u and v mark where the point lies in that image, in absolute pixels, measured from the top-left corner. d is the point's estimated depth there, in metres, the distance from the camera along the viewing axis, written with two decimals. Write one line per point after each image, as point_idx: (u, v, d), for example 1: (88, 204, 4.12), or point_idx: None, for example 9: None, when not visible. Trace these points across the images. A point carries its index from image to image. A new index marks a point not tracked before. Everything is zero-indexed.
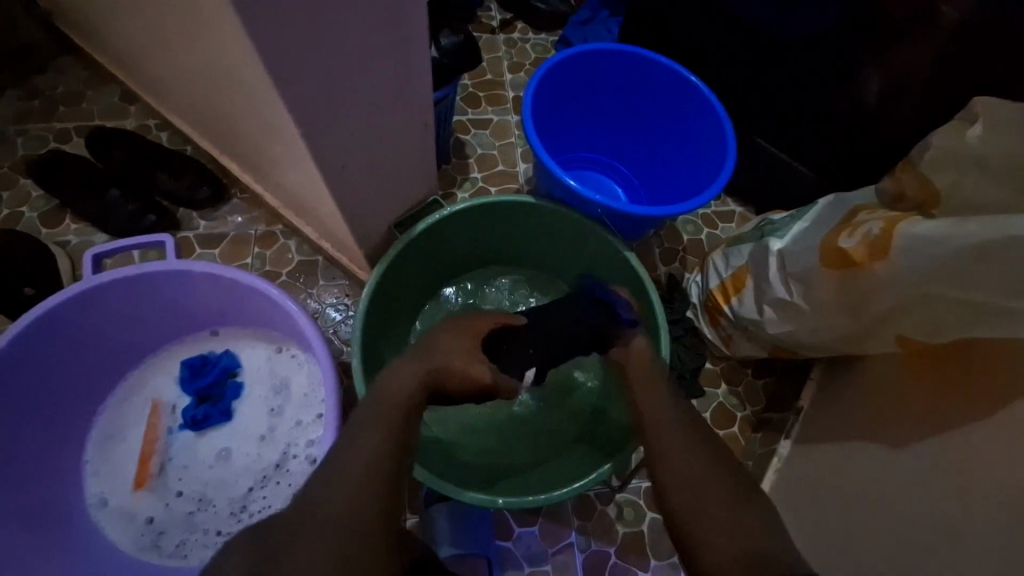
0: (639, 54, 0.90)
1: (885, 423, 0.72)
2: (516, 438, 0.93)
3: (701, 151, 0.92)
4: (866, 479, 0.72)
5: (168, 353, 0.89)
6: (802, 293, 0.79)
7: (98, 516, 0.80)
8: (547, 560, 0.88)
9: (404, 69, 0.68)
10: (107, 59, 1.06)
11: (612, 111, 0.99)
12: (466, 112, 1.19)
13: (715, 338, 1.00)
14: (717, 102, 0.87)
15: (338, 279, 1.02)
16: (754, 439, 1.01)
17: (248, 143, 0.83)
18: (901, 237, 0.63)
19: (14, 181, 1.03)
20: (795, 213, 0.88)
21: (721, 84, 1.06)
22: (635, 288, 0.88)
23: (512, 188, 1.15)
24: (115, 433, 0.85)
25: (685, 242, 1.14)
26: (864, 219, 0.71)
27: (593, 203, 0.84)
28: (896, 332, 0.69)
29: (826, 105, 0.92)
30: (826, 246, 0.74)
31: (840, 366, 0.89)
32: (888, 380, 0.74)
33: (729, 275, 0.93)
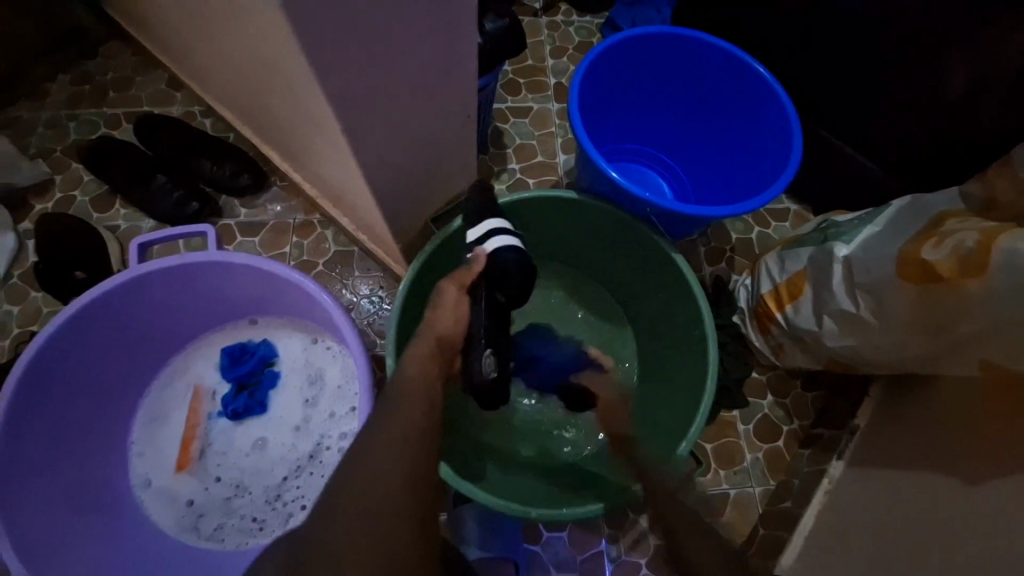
0: (697, 38, 0.83)
1: (954, 454, 0.66)
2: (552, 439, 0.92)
3: (761, 145, 0.85)
4: (930, 512, 0.66)
5: (209, 339, 0.91)
6: (870, 305, 0.72)
7: (141, 495, 0.83)
8: (575, 567, 0.86)
9: (447, 57, 0.64)
10: (153, 45, 1.07)
11: (664, 100, 0.93)
12: (505, 100, 1.15)
13: (764, 347, 0.94)
14: (783, 91, 0.80)
15: (373, 271, 1.01)
16: (801, 455, 0.95)
17: (287, 133, 0.82)
18: (1000, 251, 0.57)
19: (67, 165, 1.06)
20: (864, 216, 0.80)
21: (784, 72, 0.97)
22: (681, 291, 0.83)
23: (551, 180, 1.10)
24: (159, 416, 0.87)
25: (733, 242, 1.07)
26: (954, 229, 0.64)
27: (641, 200, 0.78)
28: (981, 356, 0.61)
29: (904, 97, 0.83)
30: (904, 257, 0.67)
31: (903, 386, 0.82)
32: (964, 407, 0.67)
33: (783, 281, 0.87)
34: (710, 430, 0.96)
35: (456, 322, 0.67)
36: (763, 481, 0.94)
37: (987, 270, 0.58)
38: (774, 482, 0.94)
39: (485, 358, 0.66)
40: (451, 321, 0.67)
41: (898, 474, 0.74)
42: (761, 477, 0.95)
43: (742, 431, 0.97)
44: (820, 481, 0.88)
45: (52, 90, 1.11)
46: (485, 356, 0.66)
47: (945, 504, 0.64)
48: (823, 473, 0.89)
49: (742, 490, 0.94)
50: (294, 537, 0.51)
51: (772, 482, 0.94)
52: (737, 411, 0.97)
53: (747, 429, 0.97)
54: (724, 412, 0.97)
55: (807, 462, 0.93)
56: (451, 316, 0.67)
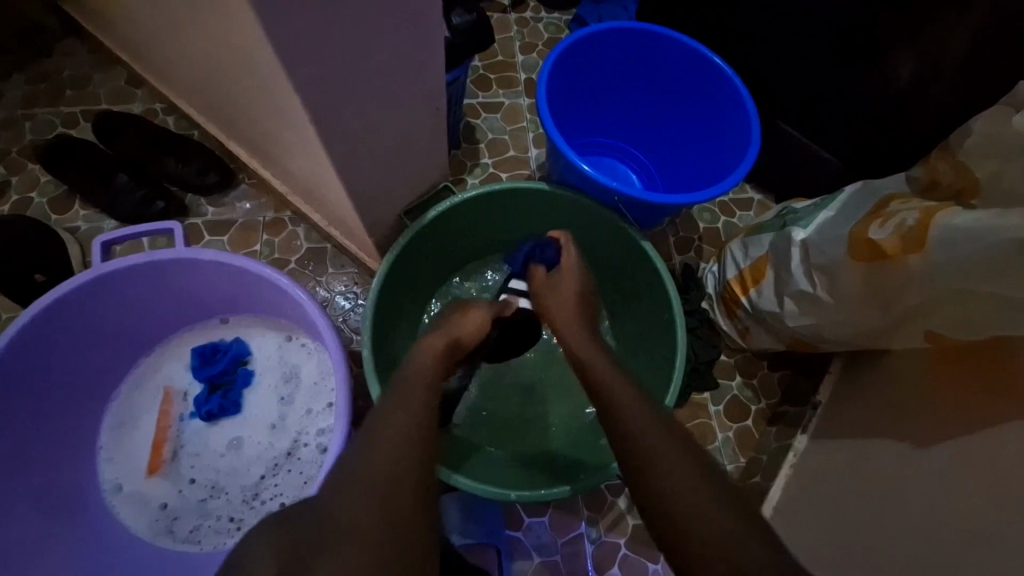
0: (660, 33, 0.86)
1: (903, 421, 0.70)
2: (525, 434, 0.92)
3: (723, 136, 0.88)
4: (886, 478, 0.70)
5: (179, 340, 0.89)
6: (826, 285, 0.76)
7: (112, 501, 0.81)
8: (557, 550, 0.88)
9: (414, 50, 0.65)
10: (111, 41, 1.04)
11: (631, 93, 0.96)
12: (476, 96, 1.16)
13: (732, 331, 0.98)
14: (741, 84, 0.83)
15: (347, 267, 1.01)
16: (768, 433, 0.99)
17: (254, 128, 0.81)
18: (937, 229, 0.61)
19: (22, 166, 1.02)
20: (820, 202, 0.84)
21: (743, 66, 1.01)
22: (652, 277, 0.86)
23: (523, 174, 1.12)
24: (129, 419, 0.85)
25: (701, 231, 1.11)
26: (897, 209, 0.68)
27: (609, 189, 0.81)
28: (925, 328, 0.66)
29: (853, 89, 0.88)
30: (854, 238, 0.71)
31: (859, 363, 0.87)
32: (914, 377, 0.71)
33: (747, 266, 0.90)
34: (684, 413, 1.00)
35: (479, 329, 0.71)
36: (734, 459, 0.98)
37: (928, 247, 0.62)
38: (744, 459, 0.98)
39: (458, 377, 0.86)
40: (476, 327, 0.71)
41: (857, 443, 0.78)
42: (732, 455, 0.98)
43: (713, 412, 1.00)
44: (787, 456, 0.93)
45: (4, 89, 1.07)
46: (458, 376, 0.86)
47: (896, 470, 0.69)
48: (789, 448, 0.94)
49: None
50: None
51: (742, 459, 0.98)
52: (708, 393, 1.01)
53: (718, 411, 1.00)
54: (696, 395, 1.01)
55: (774, 439, 0.98)
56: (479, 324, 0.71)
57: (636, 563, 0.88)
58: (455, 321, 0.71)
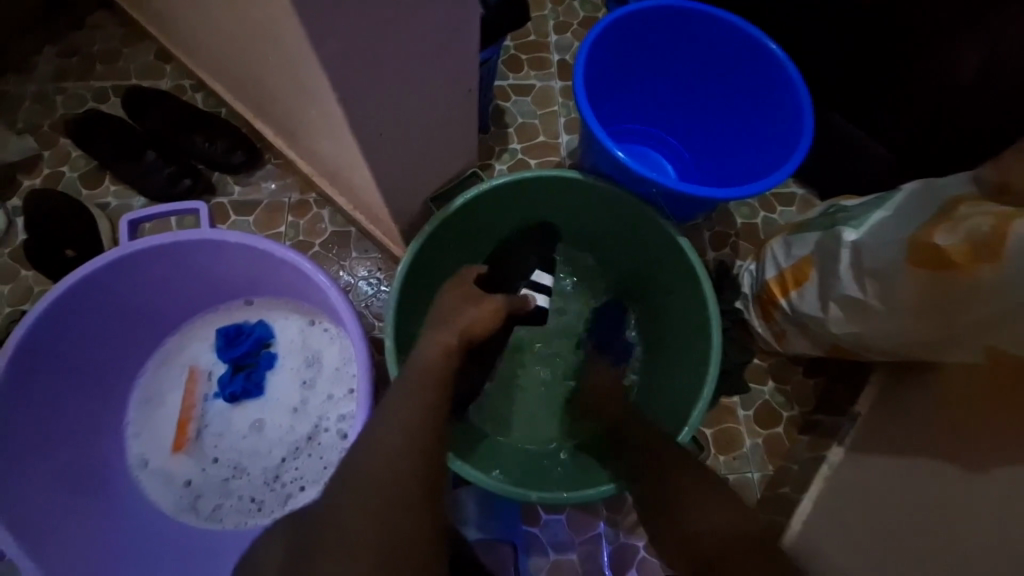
0: (710, 12, 0.80)
1: (952, 442, 0.66)
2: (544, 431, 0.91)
3: (771, 126, 0.82)
4: (930, 501, 0.65)
5: (204, 320, 0.89)
6: (877, 292, 0.71)
7: (139, 476, 0.83)
8: (574, 549, 0.87)
9: (447, 27, 0.61)
10: (141, 15, 1.03)
11: (672, 78, 0.90)
12: (507, 77, 1.11)
13: (766, 333, 0.93)
14: (795, 69, 0.77)
15: (371, 252, 0.99)
16: (800, 441, 0.95)
17: (280, 107, 0.79)
18: (1017, 238, 0.55)
19: (55, 141, 1.03)
20: (874, 201, 0.78)
21: (795, 50, 0.94)
22: (687, 274, 0.82)
23: (553, 161, 1.07)
24: (155, 396, 0.87)
25: (738, 227, 1.06)
26: (967, 212, 0.62)
27: (646, 181, 0.76)
28: (987, 343, 0.61)
29: (918, 78, 0.80)
30: (915, 242, 0.65)
31: (905, 374, 0.82)
32: (968, 395, 0.66)
33: (788, 267, 0.85)
34: (710, 416, 0.96)
35: (488, 324, 0.68)
36: (762, 467, 0.95)
37: (1007, 256, 0.56)
38: (772, 468, 0.94)
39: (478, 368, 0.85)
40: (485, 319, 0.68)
41: (898, 460, 0.74)
42: (760, 462, 0.95)
43: (741, 417, 0.96)
44: (820, 468, 0.90)
45: (39, 62, 1.07)
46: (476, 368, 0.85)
47: (943, 493, 0.64)
48: (822, 461, 0.90)
49: (741, 474, 0.94)
50: (294, 520, 0.50)
51: (771, 467, 0.95)
52: (737, 397, 0.97)
53: (747, 416, 0.96)
54: (724, 398, 0.97)
55: (806, 448, 0.94)
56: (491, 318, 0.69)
57: (654, 567, 0.86)
58: (467, 311, 0.68)
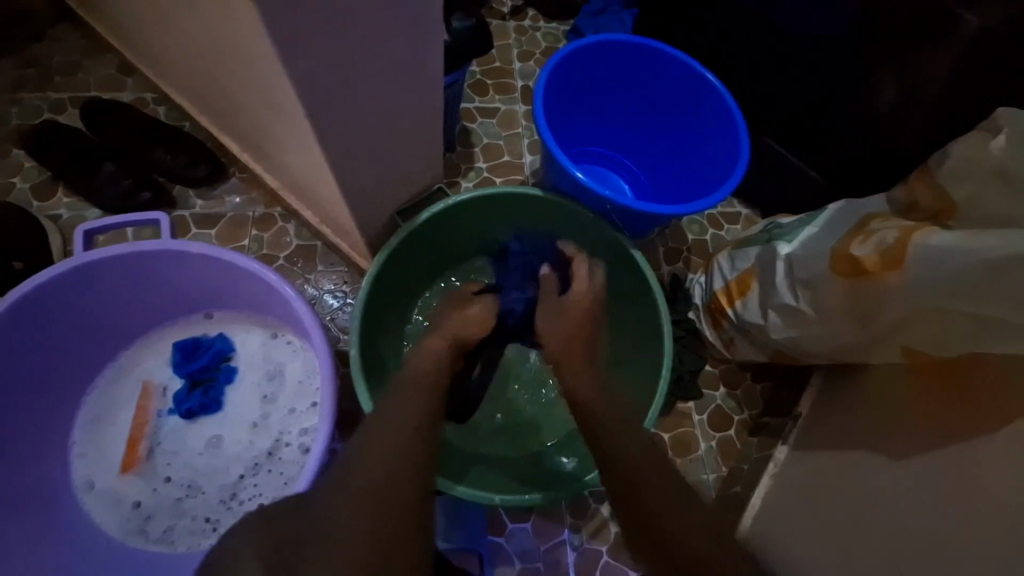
0: (656, 47, 0.88)
1: (881, 434, 0.72)
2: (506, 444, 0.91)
3: (713, 150, 0.90)
4: (862, 490, 0.71)
5: (160, 335, 0.87)
6: (809, 299, 0.78)
7: (83, 499, 0.79)
8: (539, 556, 0.88)
9: (414, 51, 0.65)
10: (104, 28, 1.03)
11: (625, 104, 0.97)
12: (473, 100, 1.17)
13: (716, 341, 1.00)
14: (732, 100, 0.85)
15: (337, 265, 1.00)
16: (750, 443, 1.01)
17: (249, 121, 0.80)
18: (915, 248, 0.63)
19: (5, 152, 1.00)
20: (805, 218, 0.87)
21: (736, 84, 1.04)
22: (641, 285, 0.87)
23: (517, 179, 1.12)
24: (104, 414, 0.83)
25: (689, 242, 1.13)
26: (877, 227, 0.70)
27: (602, 198, 0.82)
28: (902, 343, 0.68)
29: (839, 111, 0.90)
30: (836, 253, 0.73)
31: (839, 376, 0.89)
32: (891, 392, 0.73)
33: (733, 278, 0.92)
34: (667, 421, 1.01)
35: (478, 328, 0.76)
36: (716, 468, 0.99)
37: (907, 263, 0.64)
38: (726, 469, 0.99)
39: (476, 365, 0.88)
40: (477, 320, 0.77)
41: (835, 455, 0.80)
42: (715, 464, 1.00)
43: (696, 421, 1.01)
44: (768, 466, 0.95)
45: None
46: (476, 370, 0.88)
47: (873, 481, 0.70)
48: (770, 459, 0.96)
49: (696, 476, 0.98)
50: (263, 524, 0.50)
51: (724, 469, 0.99)
52: (692, 402, 1.02)
53: (702, 420, 1.02)
54: (679, 403, 1.02)
55: (755, 448, 1.00)
56: (481, 321, 0.78)
57: (618, 571, 0.88)
58: (454, 320, 0.75)
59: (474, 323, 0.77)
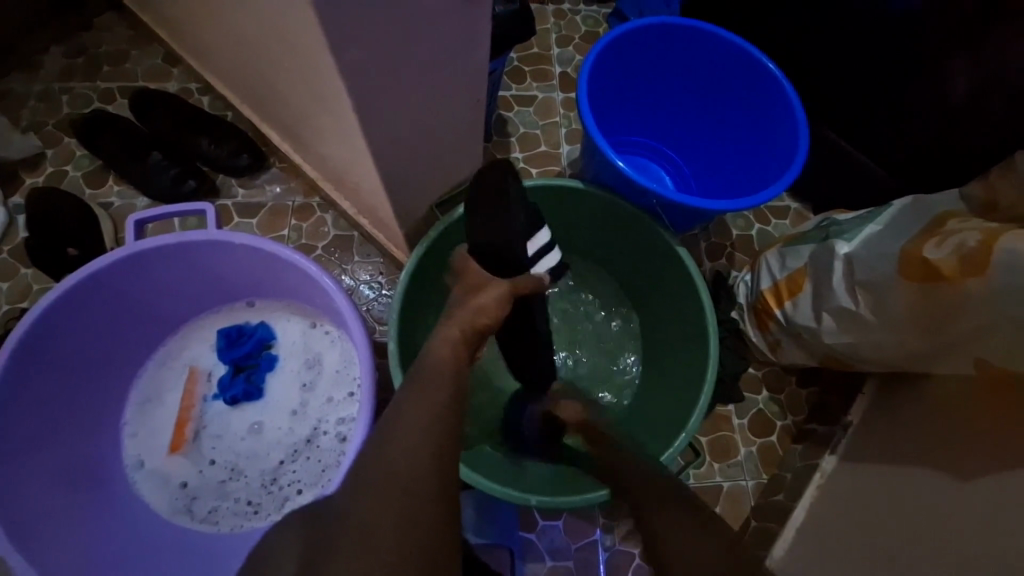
0: (710, 31, 0.83)
1: (944, 450, 0.67)
2: None
3: (767, 141, 0.85)
4: (921, 508, 0.67)
5: (205, 321, 0.90)
6: (870, 304, 0.73)
7: (134, 476, 0.83)
8: (570, 555, 0.87)
9: (459, 38, 0.63)
10: (150, 18, 1.04)
11: (673, 93, 0.93)
12: (510, 88, 1.14)
13: (761, 343, 0.95)
14: (791, 88, 0.80)
15: (373, 257, 1.00)
16: (793, 450, 0.97)
17: (289, 110, 0.80)
18: (1001, 252, 0.58)
19: (59, 140, 1.03)
20: (866, 216, 0.81)
21: (791, 69, 0.97)
22: (683, 284, 0.83)
23: (554, 170, 1.09)
24: (154, 396, 0.86)
25: (734, 238, 1.08)
26: (955, 228, 0.64)
27: (647, 191, 0.78)
28: (975, 355, 0.62)
29: (907, 99, 0.83)
30: (906, 255, 0.68)
31: (898, 384, 0.83)
32: (957, 405, 0.68)
33: (783, 278, 0.87)
34: (705, 424, 0.98)
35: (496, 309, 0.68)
36: (756, 474, 0.96)
37: (991, 269, 0.58)
38: (766, 476, 0.96)
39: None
40: (494, 309, 0.68)
41: (892, 470, 0.75)
42: (754, 470, 0.96)
43: (736, 425, 0.98)
44: (814, 476, 0.91)
45: (45, 62, 1.07)
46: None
47: (933, 501, 0.66)
48: (815, 468, 0.92)
49: (736, 482, 0.95)
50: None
51: (764, 476, 0.96)
52: (732, 406, 0.99)
53: (742, 424, 0.98)
54: (719, 406, 0.99)
55: (800, 457, 0.95)
56: (496, 307, 0.68)
57: None
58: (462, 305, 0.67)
59: (492, 309, 0.68)
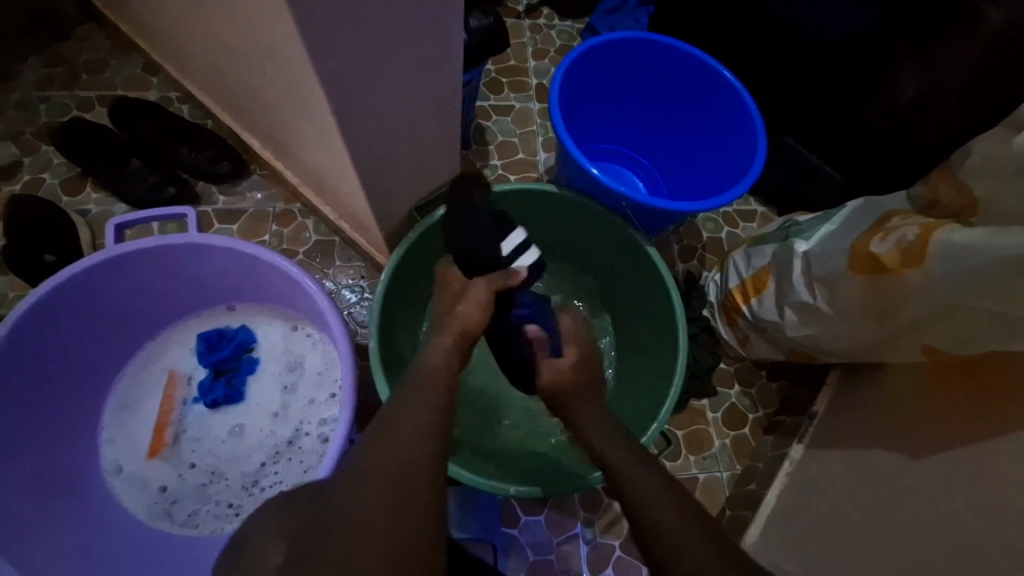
0: (674, 45, 0.88)
1: (900, 433, 0.71)
2: (524, 406, 0.95)
3: (729, 147, 0.90)
4: (879, 488, 0.71)
5: (185, 326, 0.90)
6: (827, 297, 0.77)
7: (111, 482, 0.82)
8: (552, 549, 0.89)
9: (435, 48, 0.66)
10: (130, 28, 1.05)
11: (642, 103, 0.98)
12: (488, 98, 1.18)
13: (732, 339, 0.99)
14: (750, 98, 0.85)
15: (355, 261, 1.02)
16: (765, 441, 1.00)
17: (271, 118, 0.82)
18: (937, 244, 0.62)
19: (36, 148, 1.03)
20: (822, 216, 0.86)
21: (752, 81, 1.04)
22: (655, 283, 0.87)
23: (532, 176, 1.13)
24: (132, 401, 0.86)
25: (704, 240, 1.13)
26: (898, 224, 0.69)
27: (617, 194, 0.83)
28: (923, 341, 0.67)
29: (857, 108, 0.90)
30: (856, 250, 0.72)
31: (859, 373, 0.88)
32: (910, 390, 0.73)
33: (749, 276, 0.92)
34: (681, 419, 1.01)
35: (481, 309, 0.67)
36: (730, 466, 0.99)
37: (929, 260, 0.63)
38: (739, 467, 0.99)
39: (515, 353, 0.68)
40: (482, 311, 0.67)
41: (854, 455, 0.79)
42: (728, 462, 1.00)
43: (710, 419, 1.01)
44: (782, 464, 0.94)
45: (22, 71, 1.08)
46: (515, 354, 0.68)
47: (890, 481, 0.70)
48: (785, 456, 0.95)
49: (710, 473, 0.99)
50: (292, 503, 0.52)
51: (738, 466, 0.99)
52: (706, 400, 1.02)
53: (716, 417, 1.02)
54: (693, 401, 1.02)
55: (771, 446, 0.99)
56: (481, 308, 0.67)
57: (630, 566, 0.89)
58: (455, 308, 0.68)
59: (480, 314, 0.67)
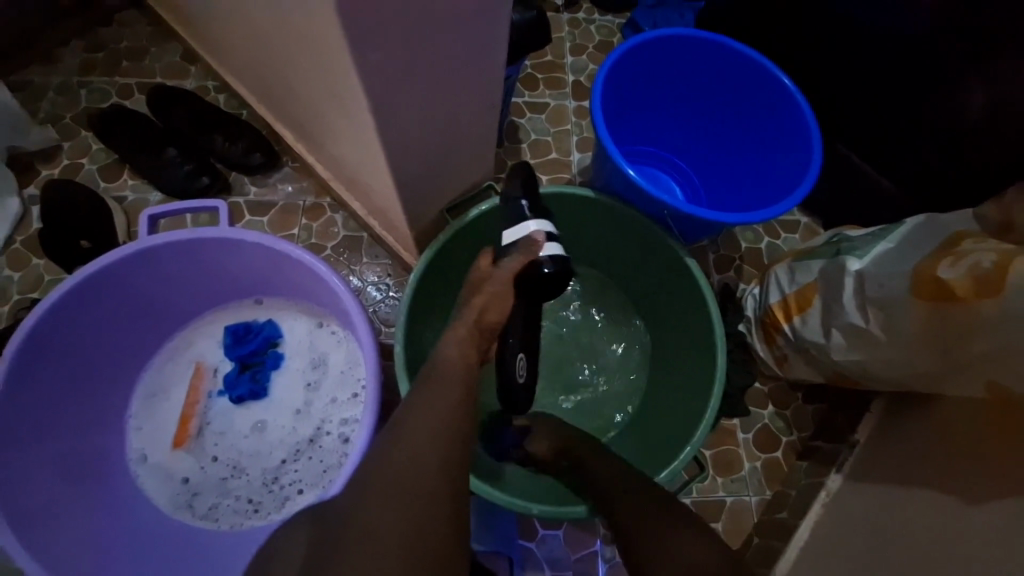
0: (725, 45, 0.83)
1: (956, 476, 0.65)
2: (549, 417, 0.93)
3: (780, 155, 0.85)
4: (928, 532, 0.66)
5: (213, 317, 0.90)
6: (881, 321, 0.72)
7: (136, 470, 0.83)
8: (569, 565, 0.86)
9: (477, 45, 0.63)
10: (171, 16, 1.06)
11: (686, 105, 0.93)
12: (523, 95, 1.14)
13: (768, 357, 0.94)
14: (805, 103, 0.80)
15: (382, 258, 1.00)
16: (798, 467, 0.96)
17: (305, 111, 0.81)
18: (1018, 275, 0.57)
19: (76, 133, 1.05)
20: (878, 232, 0.80)
21: (805, 85, 0.97)
22: (693, 297, 0.83)
23: (564, 178, 1.10)
24: (160, 390, 0.87)
25: (743, 251, 1.08)
26: (970, 248, 0.64)
27: (658, 202, 0.78)
28: (989, 378, 0.61)
29: (922, 116, 0.83)
30: (919, 273, 0.67)
31: (908, 404, 0.82)
32: (967, 427, 0.67)
33: (793, 292, 0.87)
34: (710, 438, 0.97)
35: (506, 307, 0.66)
36: (760, 490, 0.95)
37: (1007, 290, 0.58)
38: (771, 492, 0.95)
39: (519, 360, 0.70)
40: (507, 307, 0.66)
41: (899, 491, 0.74)
42: (758, 486, 0.96)
43: (742, 440, 0.98)
44: (820, 494, 0.90)
45: (66, 55, 1.09)
46: (520, 360, 0.70)
47: (941, 525, 0.65)
48: (821, 485, 0.91)
49: (739, 496, 0.95)
50: (317, 512, 0.50)
51: (769, 492, 0.95)
52: (738, 419, 0.98)
53: (747, 438, 0.98)
54: (725, 420, 0.98)
55: (805, 474, 0.95)
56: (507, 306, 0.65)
57: None
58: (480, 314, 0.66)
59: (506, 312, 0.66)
